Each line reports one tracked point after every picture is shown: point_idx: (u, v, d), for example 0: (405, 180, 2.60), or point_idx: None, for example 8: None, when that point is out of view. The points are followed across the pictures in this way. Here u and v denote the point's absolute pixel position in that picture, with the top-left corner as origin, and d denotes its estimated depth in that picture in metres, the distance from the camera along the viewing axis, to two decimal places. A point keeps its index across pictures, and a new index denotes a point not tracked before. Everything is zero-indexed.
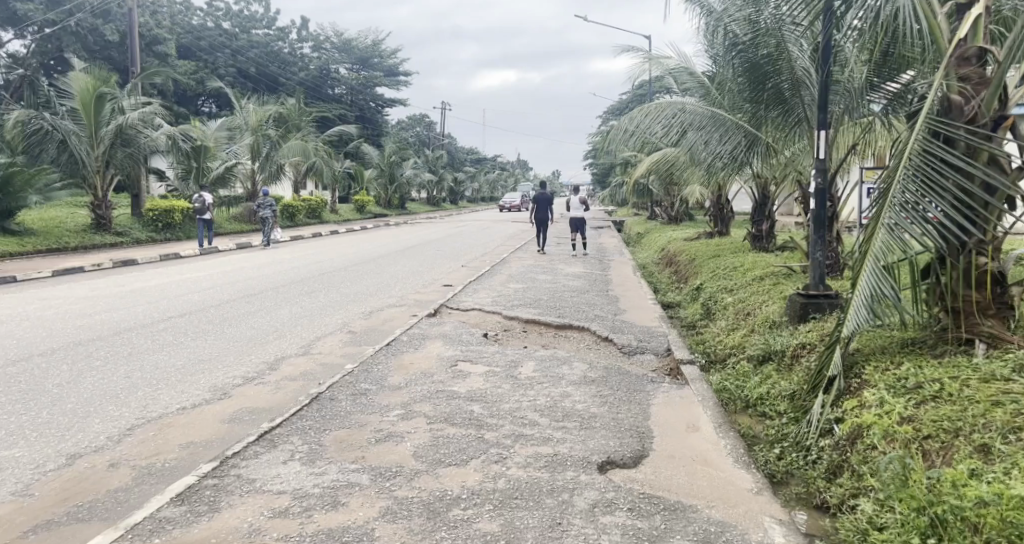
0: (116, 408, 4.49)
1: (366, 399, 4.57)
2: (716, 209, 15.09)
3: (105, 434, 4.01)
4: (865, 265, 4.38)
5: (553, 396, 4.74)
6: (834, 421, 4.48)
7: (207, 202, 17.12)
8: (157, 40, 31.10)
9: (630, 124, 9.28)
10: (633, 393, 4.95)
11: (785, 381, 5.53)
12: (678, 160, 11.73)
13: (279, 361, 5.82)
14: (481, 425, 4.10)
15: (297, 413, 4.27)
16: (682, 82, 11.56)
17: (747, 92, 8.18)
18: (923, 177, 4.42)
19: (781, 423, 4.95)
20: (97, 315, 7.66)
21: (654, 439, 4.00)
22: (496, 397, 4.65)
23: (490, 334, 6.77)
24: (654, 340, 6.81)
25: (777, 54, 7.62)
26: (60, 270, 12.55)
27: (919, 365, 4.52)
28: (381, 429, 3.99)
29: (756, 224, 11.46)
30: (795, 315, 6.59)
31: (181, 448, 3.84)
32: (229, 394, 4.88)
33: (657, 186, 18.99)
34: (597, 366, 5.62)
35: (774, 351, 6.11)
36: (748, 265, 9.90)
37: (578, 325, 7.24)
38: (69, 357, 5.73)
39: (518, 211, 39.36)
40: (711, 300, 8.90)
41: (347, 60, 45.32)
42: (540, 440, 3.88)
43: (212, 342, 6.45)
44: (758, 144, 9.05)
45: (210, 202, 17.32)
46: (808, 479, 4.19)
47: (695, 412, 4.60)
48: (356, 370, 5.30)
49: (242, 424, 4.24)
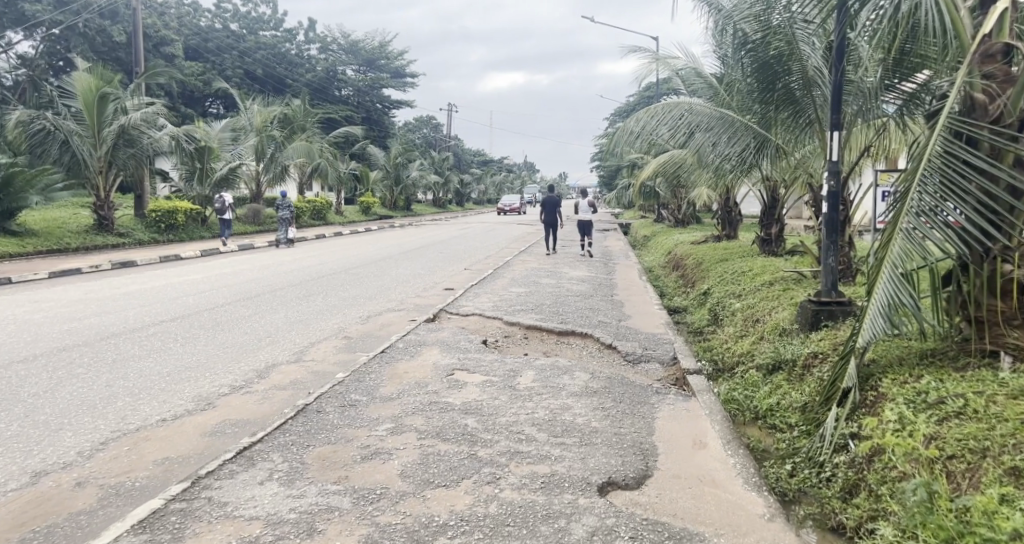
0: (92, 420, 4.29)
1: (354, 411, 4.34)
2: (723, 212, 14.80)
3: (77, 449, 3.83)
4: (882, 272, 4.16)
5: (553, 408, 4.50)
6: (850, 436, 4.23)
7: (227, 202, 17.97)
8: (164, 41, 31.04)
9: (636, 125, 9.12)
10: (637, 405, 4.70)
11: (796, 392, 5.29)
12: (686, 161, 11.43)
13: (269, 369, 5.60)
14: (475, 440, 3.87)
15: (281, 426, 4.05)
16: (690, 83, 11.36)
17: (757, 93, 7.93)
18: (944, 179, 4.18)
19: (794, 437, 4.72)
20: (87, 318, 7.48)
21: (658, 457, 3.75)
22: (492, 410, 4.40)
23: (488, 341, 6.53)
24: (660, 348, 6.57)
25: (787, 54, 7.37)
26: (58, 272, 12.42)
27: (940, 378, 4.26)
28: (368, 445, 3.76)
29: (766, 228, 11.26)
30: (806, 322, 6.32)
31: (155, 464, 3.65)
32: (214, 404, 4.67)
33: (664, 189, 18.72)
34: (600, 376, 5.37)
35: (784, 360, 5.84)
36: (757, 269, 9.64)
37: (581, 332, 7.00)
38: (50, 365, 5.53)
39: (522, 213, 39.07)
40: (719, 306, 8.65)
41: (354, 61, 45.18)
42: (537, 458, 3.64)
43: (201, 348, 6.24)
44: (768, 146, 8.69)
45: (230, 202, 18.18)
46: (823, 498, 3.94)
47: (703, 426, 4.35)
48: (346, 380, 5.07)
49: (223, 438, 4.02)
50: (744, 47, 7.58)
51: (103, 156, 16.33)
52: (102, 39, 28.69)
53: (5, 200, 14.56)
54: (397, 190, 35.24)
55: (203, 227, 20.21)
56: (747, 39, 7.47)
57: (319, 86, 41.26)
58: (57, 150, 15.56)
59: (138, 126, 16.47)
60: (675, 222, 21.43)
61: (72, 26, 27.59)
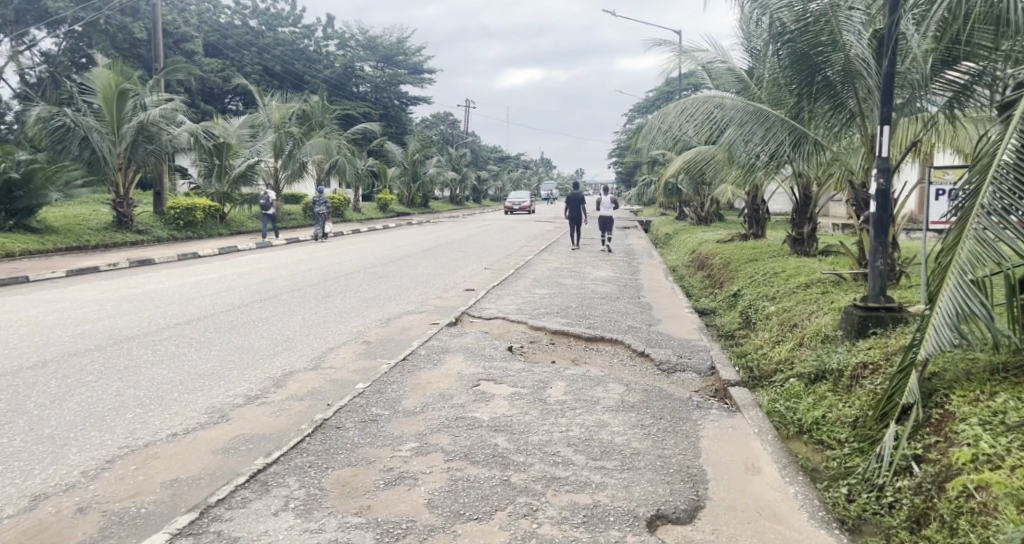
0: (99, 434, 4.03)
1: (376, 428, 4.04)
2: (750, 210, 14.35)
3: (80, 468, 3.55)
4: (949, 279, 3.87)
5: (589, 426, 4.17)
6: (912, 458, 3.92)
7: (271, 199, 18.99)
8: (185, 38, 31.24)
9: (663, 123, 8.73)
10: (679, 422, 4.37)
11: (843, 405, 4.92)
12: (714, 158, 10.94)
13: (285, 377, 5.32)
14: (506, 463, 3.56)
15: (297, 445, 3.75)
16: (718, 77, 10.97)
17: (793, 86, 7.57)
18: (1018, 176, 3.90)
19: (845, 456, 4.37)
20: (100, 320, 7.25)
21: (709, 486, 3.48)
22: (522, 428, 4.08)
23: (514, 347, 6.23)
24: (695, 356, 6.21)
25: (827, 42, 6.98)
26: (74, 269, 12.23)
27: (1018, 397, 3.90)
28: (392, 469, 3.46)
29: (797, 226, 10.81)
30: (852, 329, 5.91)
31: (164, 487, 3.37)
32: (227, 417, 4.38)
33: (687, 186, 18.29)
34: (636, 388, 5.03)
35: (829, 370, 5.46)
36: (791, 270, 9.26)
37: (609, 337, 6.67)
38: (59, 371, 5.28)
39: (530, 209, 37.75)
40: (751, 309, 8.28)
41: (372, 58, 44.96)
42: (577, 486, 3.36)
43: (215, 353, 5.98)
44: (806, 141, 8.10)
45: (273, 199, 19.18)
46: (887, 527, 3.63)
47: (753, 449, 4.02)
48: (366, 392, 4.76)
49: (237, 457, 3.74)
50: (781, 38, 7.20)
51: (123, 153, 16.21)
52: (123, 36, 28.74)
53: (26, 197, 14.40)
54: (414, 186, 34.90)
55: (221, 224, 20.04)
56: (785, 30, 7.11)
57: (337, 83, 41.14)
58: (77, 147, 15.41)
59: (157, 123, 16.34)
60: (697, 220, 20.93)
61: (93, 23, 27.61)
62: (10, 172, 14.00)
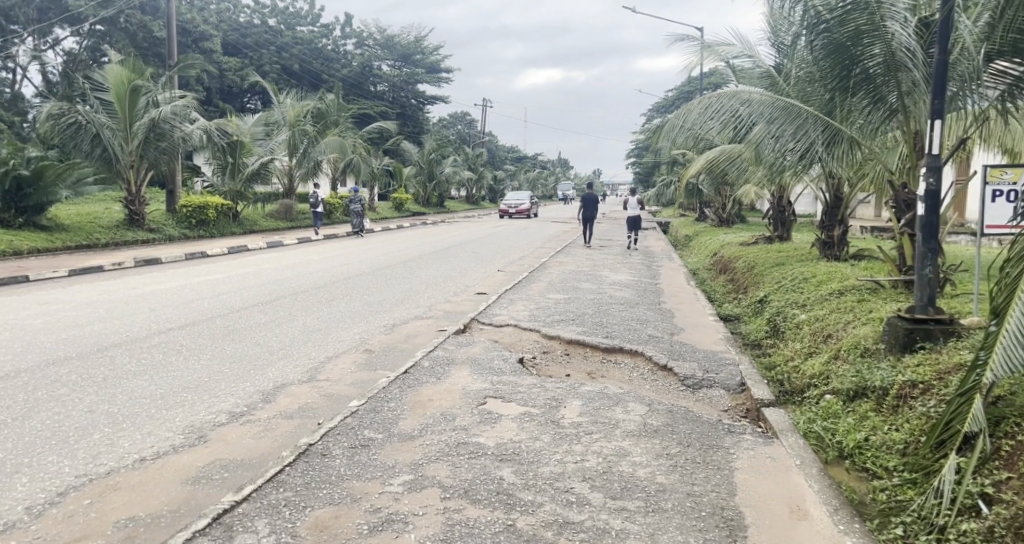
0: (58, 460, 3.59)
1: (365, 456, 3.57)
2: (775, 211, 13.75)
3: (26, 504, 3.12)
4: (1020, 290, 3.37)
5: (607, 455, 3.68)
6: (980, 495, 3.39)
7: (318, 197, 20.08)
8: (203, 36, 31.13)
9: (685, 120, 8.10)
10: (708, 452, 3.86)
11: (890, 428, 4.37)
12: (739, 157, 10.38)
13: (276, 391, 4.86)
14: (511, 504, 3.09)
15: (274, 478, 3.28)
16: (745, 75, 10.41)
17: (830, 79, 7.02)
18: None
19: (896, 486, 3.83)
20: (87, 325, 6.84)
21: (748, 534, 3.00)
22: (531, 457, 3.60)
23: (526, 359, 5.74)
24: (724, 370, 5.69)
25: (870, 31, 6.42)
26: (77, 268, 11.87)
27: None
28: (378, 509, 3.00)
29: (827, 229, 10.19)
30: (896, 344, 5.36)
31: (116, 528, 2.93)
32: (205, 439, 3.94)
33: (708, 185, 17.70)
34: (660, 409, 4.52)
35: (870, 387, 4.93)
36: (822, 275, 8.70)
37: (629, 348, 6.17)
38: (30, 384, 4.85)
39: (525, 208, 33.42)
40: (779, 317, 7.71)
41: (390, 57, 44.43)
42: (593, 533, 2.89)
43: (204, 363, 5.54)
44: (840, 139, 7.60)
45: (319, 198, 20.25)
46: None
47: (796, 485, 3.51)
48: (359, 411, 4.28)
49: (208, 488, 3.29)
50: (816, 28, 6.67)
51: (135, 151, 15.86)
52: (143, 34, 28.54)
53: (35, 194, 14.12)
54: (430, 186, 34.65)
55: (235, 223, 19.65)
56: (820, 19, 6.59)
57: (355, 82, 40.78)
58: (88, 144, 15.05)
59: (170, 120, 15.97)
60: (718, 222, 20.24)
61: (112, 21, 27.50)
62: (18, 168, 13.67)
